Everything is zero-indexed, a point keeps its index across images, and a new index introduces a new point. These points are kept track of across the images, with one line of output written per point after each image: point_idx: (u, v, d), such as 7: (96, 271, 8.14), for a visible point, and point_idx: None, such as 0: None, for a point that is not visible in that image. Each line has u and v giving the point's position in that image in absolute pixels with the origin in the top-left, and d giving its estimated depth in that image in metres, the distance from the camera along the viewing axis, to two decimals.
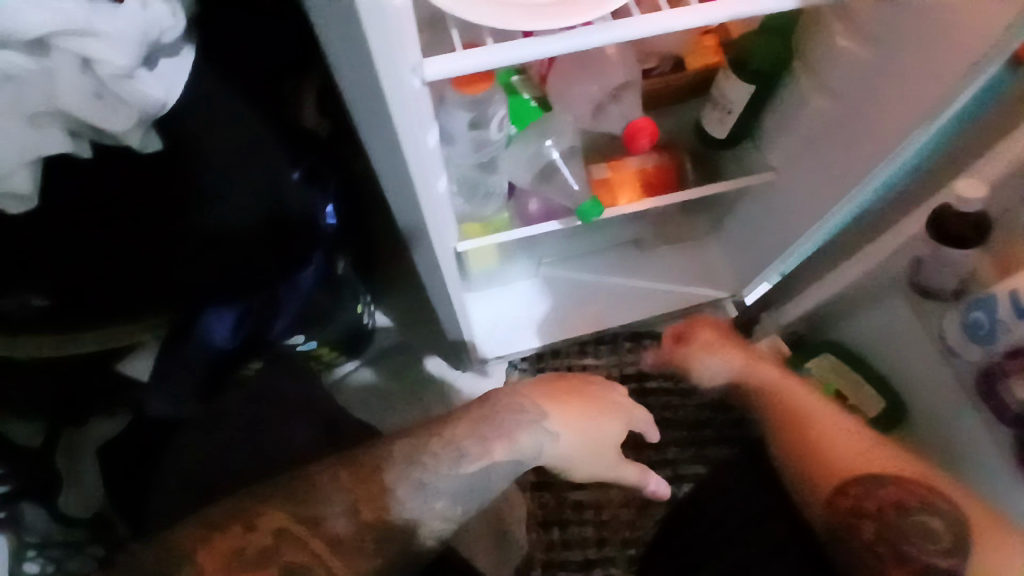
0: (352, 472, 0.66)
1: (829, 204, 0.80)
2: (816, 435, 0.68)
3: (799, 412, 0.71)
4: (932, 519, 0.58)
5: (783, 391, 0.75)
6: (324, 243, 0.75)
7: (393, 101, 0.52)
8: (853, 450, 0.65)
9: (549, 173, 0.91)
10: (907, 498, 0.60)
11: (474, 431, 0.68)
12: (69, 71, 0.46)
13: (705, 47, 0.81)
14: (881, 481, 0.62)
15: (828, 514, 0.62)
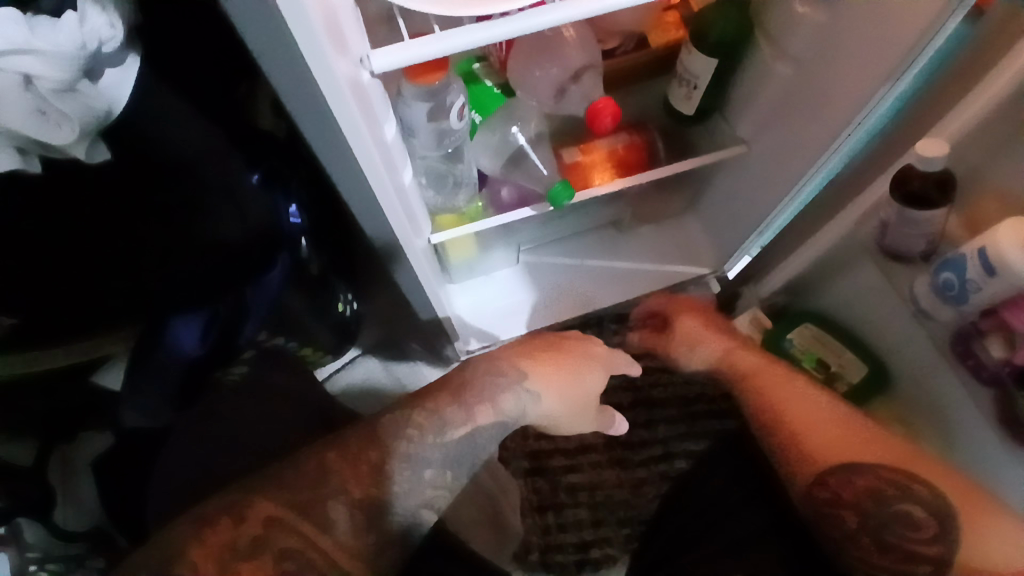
0: (339, 454, 0.62)
1: (799, 174, 0.81)
2: (794, 425, 0.69)
3: (778, 400, 0.73)
4: (908, 505, 0.60)
5: (763, 378, 0.77)
6: (289, 243, 0.73)
7: (334, 102, 0.45)
8: (830, 439, 0.67)
9: (518, 159, 0.89)
10: (886, 486, 0.61)
11: (455, 399, 0.68)
12: (12, 91, 0.44)
13: (666, 22, 0.80)
14: (861, 470, 0.63)
15: (809, 502, 0.65)
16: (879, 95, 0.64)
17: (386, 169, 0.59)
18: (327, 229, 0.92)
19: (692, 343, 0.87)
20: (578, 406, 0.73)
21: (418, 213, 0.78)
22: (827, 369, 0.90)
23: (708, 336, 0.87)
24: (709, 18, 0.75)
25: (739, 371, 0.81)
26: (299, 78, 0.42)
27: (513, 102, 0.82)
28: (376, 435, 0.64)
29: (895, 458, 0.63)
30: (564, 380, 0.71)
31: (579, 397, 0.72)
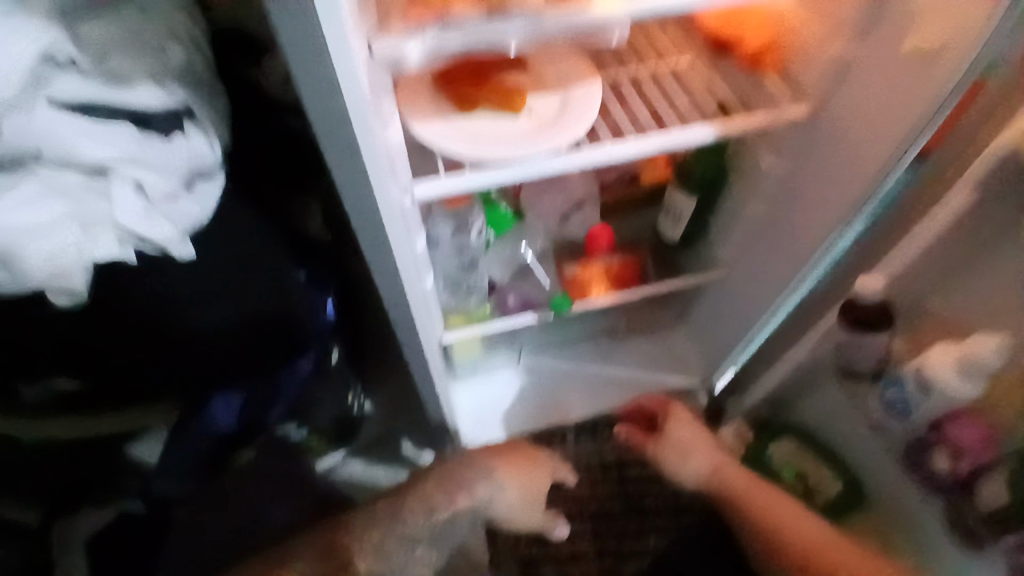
0: (341, 538, 0.67)
1: (772, 297, 0.93)
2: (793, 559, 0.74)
3: (772, 530, 0.78)
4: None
5: (752, 505, 0.82)
6: (323, 334, 0.81)
7: (389, 225, 0.57)
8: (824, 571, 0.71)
9: (524, 273, 1.01)
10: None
11: (438, 487, 0.71)
12: (125, 190, 0.57)
13: (655, 163, 0.93)
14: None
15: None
16: (839, 232, 0.76)
17: (416, 274, 0.70)
18: (349, 324, 1.02)
19: (681, 460, 0.93)
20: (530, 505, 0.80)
21: (437, 315, 0.89)
22: (807, 484, 0.95)
23: (696, 448, 0.92)
24: (693, 161, 0.91)
25: (732, 492, 0.85)
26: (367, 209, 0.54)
27: (524, 224, 0.94)
28: (374, 511, 0.70)
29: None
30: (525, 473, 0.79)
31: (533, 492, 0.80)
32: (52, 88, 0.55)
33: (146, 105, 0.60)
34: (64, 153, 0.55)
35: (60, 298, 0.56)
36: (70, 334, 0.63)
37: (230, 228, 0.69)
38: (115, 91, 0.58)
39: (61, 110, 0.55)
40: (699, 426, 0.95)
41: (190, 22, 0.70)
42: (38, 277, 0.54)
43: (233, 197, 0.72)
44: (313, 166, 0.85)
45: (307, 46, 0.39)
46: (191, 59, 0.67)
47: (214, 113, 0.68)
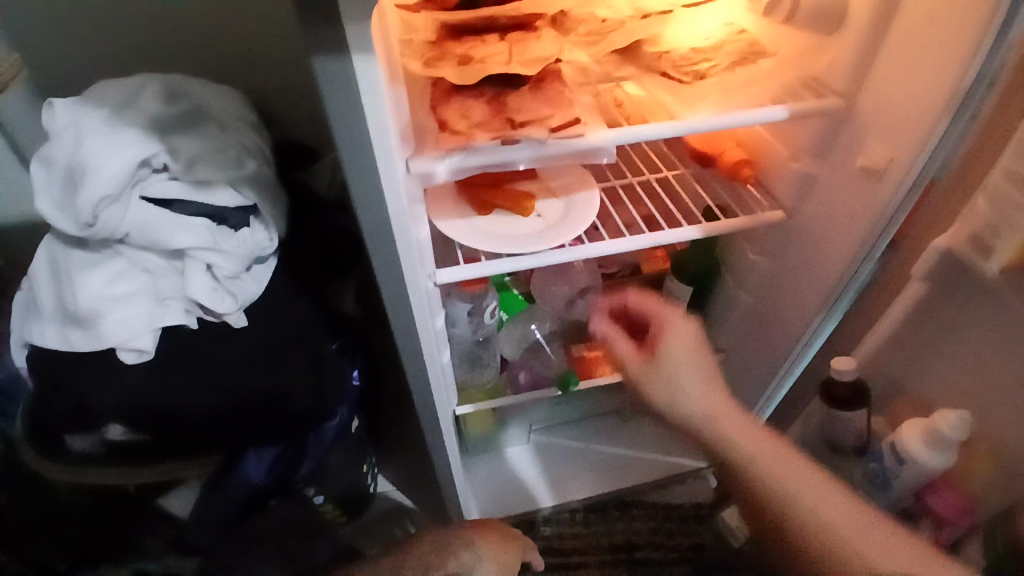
0: None
1: (767, 379, 0.99)
2: (807, 551, 0.64)
3: (798, 525, 0.65)
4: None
5: (768, 488, 0.67)
6: (350, 400, 0.90)
7: (416, 305, 0.67)
8: (825, 552, 0.62)
9: (535, 350, 1.09)
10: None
11: (432, 550, 0.81)
12: (196, 270, 0.73)
13: (656, 256, 1.04)
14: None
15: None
16: (815, 323, 0.84)
17: (435, 347, 0.79)
18: (372, 396, 1.11)
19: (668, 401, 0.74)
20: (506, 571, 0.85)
21: (450, 390, 0.96)
22: None
23: (692, 387, 0.74)
24: (687, 254, 1.01)
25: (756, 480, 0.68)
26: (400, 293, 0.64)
27: (535, 308, 1.05)
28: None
29: (891, 561, 0.58)
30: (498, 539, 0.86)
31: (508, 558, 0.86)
32: (146, 188, 0.71)
33: (222, 204, 0.75)
34: (148, 239, 0.71)
35: (130, 356, 0.72)
36: (138, 391, 0.72)
37: (282, 305, 0.82)
38: (198, 194, 0.73)
39: (153, 206, 0.71)
40: (704, 357, 0.76)
41: (261, 138, 0.86)
42: (119, 336, 0.71)
43: (283, 281, 0.85)
44: (357, 254, 0.98)
45: (369, 187, 0.50)
46: (262, 169, 0.81)
47: (278, 211, 0.82)
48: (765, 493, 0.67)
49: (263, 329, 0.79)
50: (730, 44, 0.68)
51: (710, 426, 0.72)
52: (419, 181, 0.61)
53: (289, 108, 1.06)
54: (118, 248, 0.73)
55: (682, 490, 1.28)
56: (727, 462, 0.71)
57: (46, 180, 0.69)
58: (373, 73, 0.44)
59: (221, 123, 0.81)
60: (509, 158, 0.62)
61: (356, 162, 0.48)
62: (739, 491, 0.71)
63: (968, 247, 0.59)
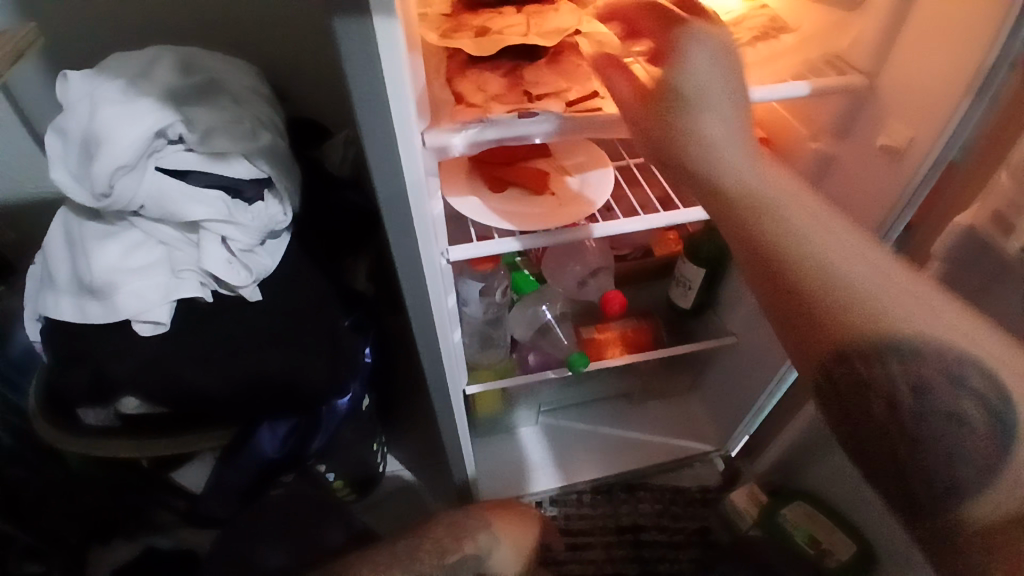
0: None
1: (779, 362, 0.99)
2: (815, 311, 0.52)
3: (807, 278, 0.52)
4: (924, 389, 0.51)
5: (799, 251, 0.53)
6: (361, 376, 0.91)
7: (430, 280, 0.67)
8: (849, 300, 0.51)
9: (545, 331, 1.08)
10: (933, 377, 0.50)
11: (447, 533, 0.81)
12: (211, 243, 0.73)
13: (669, 240, 1.05)
14: (891, 354, 0.50)
15: (824, 388, 0.54)
16: None
17: (447, 325, 0.79)
18: (382, 374, 1.11)
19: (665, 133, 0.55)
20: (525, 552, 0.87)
21: (461, 369, 0.96)
22: (819, 546, 0.93)
23: (733, 129, 0.54)
24: (698, 240, 0.99)
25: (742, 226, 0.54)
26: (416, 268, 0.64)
27: (545, 288, 1.04)
28: (400, 551, 0.78)
29: (906, 305, 0.51)
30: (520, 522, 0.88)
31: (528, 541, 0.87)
32: (161, 159, 0.71)
33: (237, 176, 0.75)
34: (163, 210, 0.71)
35: (146, 328, 0.73)
36: (156, 361, 0.73)
37: (297, 279, 0.82)
38: (214, 165, 0.73)
39: (168, 177, 0.71)
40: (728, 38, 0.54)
41: (275, 113, 0.86)
42: (135, 308, 0.71)
43: (297, 256, 0.85)
44: (368, 231, 1.00)
45: (387, 157, 0.50)
46: (277, 142, 0.81)
47: (292, 184, 0.82)
48: (788, 255, 0.53)
49: (277, 302, 0.79)
50: (750, 19, 0.68)
51: (739, 130, 0.55)
52: (434, 155, 0.60)
53: (303, 86, 1.06)
54: (133, 220, 0.74)
55: (691, 474, 1.28)
56: (744, 206, 0.54)
57: (60, 152, 0.69)
58: (394, 37, 0.44)
59: (235, 96, 0.80)
60: (526, 133, 0.61)
61: (375, 130, 0.48)
62: (745, 246, 0.54)
63: (989, 225, 0.59)
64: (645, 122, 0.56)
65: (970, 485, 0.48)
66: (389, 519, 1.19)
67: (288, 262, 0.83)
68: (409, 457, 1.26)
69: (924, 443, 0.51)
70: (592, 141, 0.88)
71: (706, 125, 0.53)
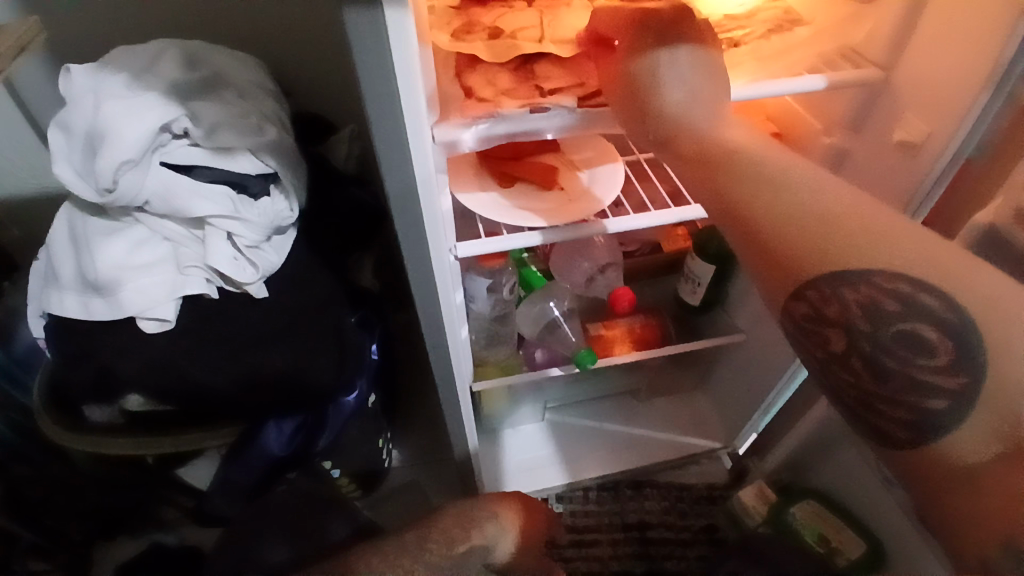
0: (384, 558, 0.73)
1: (789, 359, 0.98)
2: (770, 236, 0.47)
3: (758, 205, 0.48)
4: (881, 313, 0.43)
5: (746, 182, 0.48)
6: (367, 373, 0.91)
7: (439, 277, 0.65)
8: (801, 225, 0.46)
9: (553, 328, 1.06)
10: (882, 299, 0.43)
11: (456, 524, 0.80)
12: (217, 239, 0.73)
13: (677, 235, 1.04)
14: (846, 280, 0.44)
15: (790, 320, 0.49)
16: None
17: (455, 322, 0.78)
18: (387, 370, 1.10)
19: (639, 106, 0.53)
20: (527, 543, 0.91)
21: (468, 366, 0.95)
22: (828, 545, 0.92)
23: (691, 84, 0.52)
24: (709, 237, 0.98)
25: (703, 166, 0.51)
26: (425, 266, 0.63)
27: (552, 285, 1.03)
28: (406, 540, 0.77)
29: (868, 231, 0.44)
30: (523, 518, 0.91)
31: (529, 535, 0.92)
32: (165, 154, 0.70)
33: (243, 171, 0.74)
34: (169, 205, 0.70)
35: (150, 325, 0.72)
36: (161, 358, 0.72)
37: (303, 275, 0.82)
38: (220, 160, 0.72)
39: (174, 173, 0.70)
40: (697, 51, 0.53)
41: (281, 108, 0.85)
42: (140, 305, 0.70)
43: (304, 252, 0.84)
44: (374, 228, 0.99)
45: (396, 152, 0.49)
46: (282, 137, 0.79)
47: (298, 180, 0.82)
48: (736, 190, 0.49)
49: (284, 298, 0.79)
50: (766, 11, 0.66)
51: (695, 77, 0.52)
52: (444, 150, 0.59)
53: (308, 81, 1.05)
54: (137, 216, 0.73)
55: (697, 471, 1.27)
56: (696, 144, 0.52)
57: (65, 147, 0.68)
58: (406, 27, 0.42)
59: (239, 90, 0.79)
60: (537, 127, 0.60)
61: (384, 125, 0.46)
62: (701, 177, 0.51)
63: (1012, 224, 0.57)
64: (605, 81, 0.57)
65: (940, 417, 0.40)
66: (394, 517, 1.18)
67: (294, 259, 0.83)
68: (414, 453, 1.25)
69: (894, 381, 0.42)
70: (602, 136, 0.86)
71: (662, 66, 0.52)
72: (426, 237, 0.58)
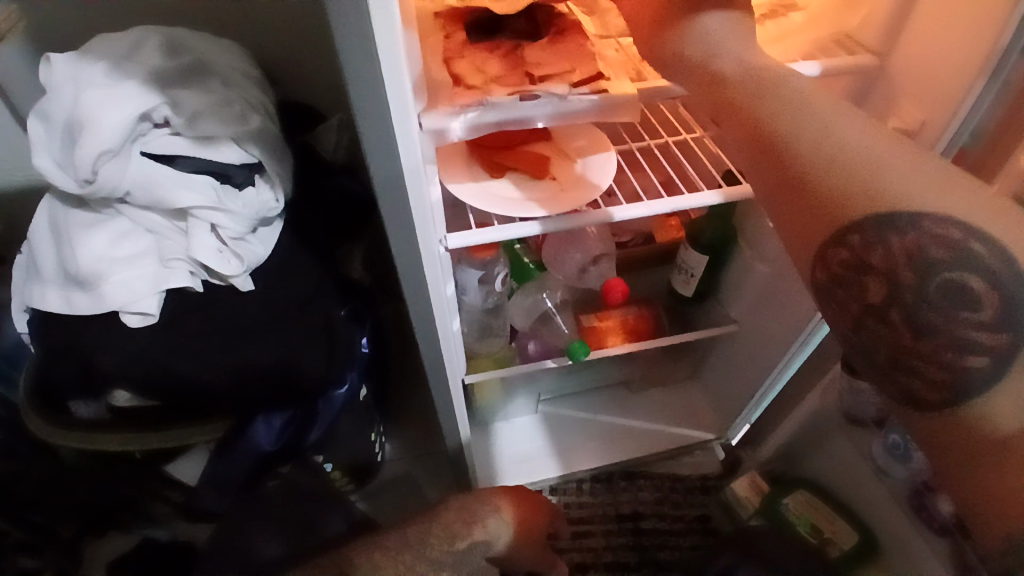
0: (383, 553, 0.72)
1: (783, 350, 0.97)
2: (810, 177, 0.43)
3: (799, 145, 0.44)
4: (928, 260, 0.38)
5: (794, 121, 0.45)
6: (358, 365, 0.89)
7: (429, 269, 0.64)
8: (845, 167, 0.42)
9: (546, 319, 1.07)
10: (929, 245, 0.38)
11: (457, 517, 0.79)
12: (201, 230, 0.71)
13: (669, 226, 1.04)
14: (892, 223, 0.39)
15: (820, 276, 0.43)
16: None
17: (446, 315, 0.77)
18: (378, 363, 1.09)
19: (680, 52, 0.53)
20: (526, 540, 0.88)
21: (460, 358, 0.94)
22: (820, 535, 0.91)
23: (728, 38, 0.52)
24: (703, 225, 0.98)
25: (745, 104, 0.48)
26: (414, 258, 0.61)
27: (545, 276, 1.02)
28: (402, 534, 0.76)
29: (918, 178, 0.40)
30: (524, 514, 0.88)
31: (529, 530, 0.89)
32: (146, 144, 0.69)
33: (226, 161, 0.72)
34: (151, 196, 0.68)
35: (134, 318, 0.70)
36: (144, 352, 0.70)
37: (290, 268, 0.80)
38: (202, 150, 0.71)
39: (155, 163, 0.68)
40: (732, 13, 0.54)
41: (266, 97, 0.83)
42: (123, 299, 0.69)
43: (292, 244, 0.83)
44: (363, 219, 0.97)
45: (383, 140, 0.47)
46: (267, 126, 0.78)
47: (284, 170, 0.80)
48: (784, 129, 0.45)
49: (271, 292, 0.77)
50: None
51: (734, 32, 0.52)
52: (432, 139, 0.57)
53: (295, 69, 1.03)
54: (119, 207, 0.71)
55: (691, 461, 1.28)
56: (738, 88, 0.49)
57: (43, 137, 0.66)
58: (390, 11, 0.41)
59: (223, 78, 0.77)
60: (527, 115, 0.59)
61: (368, 113, 0.45)
62: (738, 120, 0.48)
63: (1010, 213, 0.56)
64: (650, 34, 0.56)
65: (977, 376, 0.36)
66: (387, 509, 1.18)
67: (281, 251, 0.81)
68: (408, 445, 1.24)
69: (936, 339, 0.37)
70: (593, 125, 0.85)
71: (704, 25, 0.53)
72: (414, 229, 0.56)
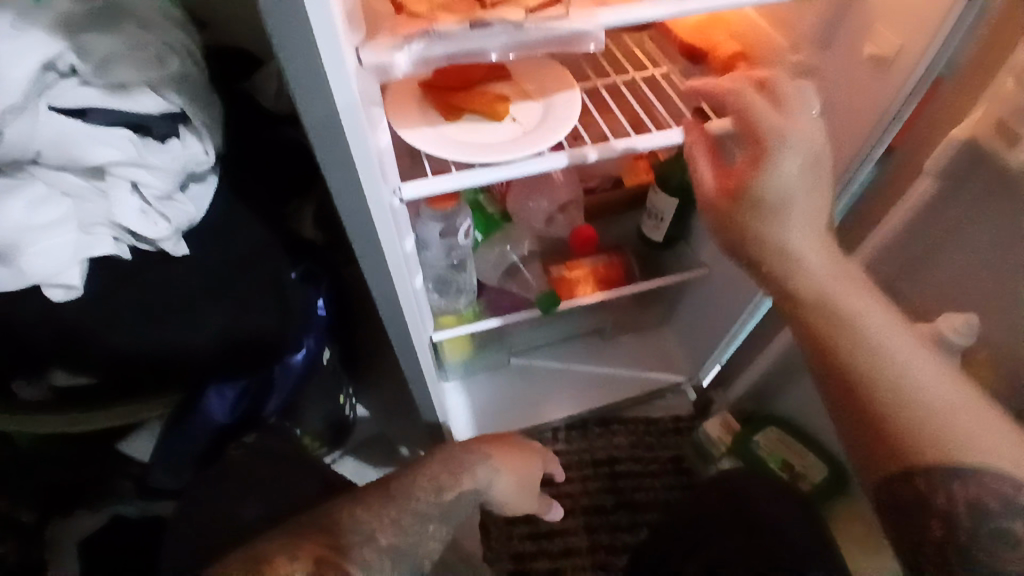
0: (366, 507, 0.70)
1: (753, 291, 0.96)
2: (888, 424, 0.54)
3: (880, 386, 0.54)
4: (979, 508, 0.52)
5: (864, 358, 0.55)
6: (314, 329, 0.86)
7: (382, 224, 0.57)
8: (920, 421, 0.53)
9: (513, 272, 1.04)
10: (985, 498, 0.51)
11: (444, 467, 0.77)
12: (121, 191, 0.64)
13: (638, 168, 0.97)
14: (952, 473, 0.52)
15: (882, 503, 0.57)
16: None
17: (406, 273, 0.72)
18: (341, 325, 1.05)
19: (771, 241, 0.56)
20: (526, 484, 0.84)
21: (423, 314, 0.89)
22: (792, 471, 0.94)
23: (808, 219, 0.56)
24: (671, 169, 0.93)
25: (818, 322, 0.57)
26: (370, 221, 0.56)
27: (510, 227, 1.00)
28: (384, 487, 0.74)
29: (965, 425, 0.52)
30: (521, 458, 0.85)
31: (524, 475, 0.84)
32: (52, 94, 0.59)
33: (144, 110, 0.64)
34: (63, 156, 0.59)
35: (57, 292, 0.64)
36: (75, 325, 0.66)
37: (231, 230, 0.74)
38: (115, 99, 0.62)
39: (65, 117, 0.59)
40: (812, 177, 0.55)
41: (191, 39, 0.75)
42: (39, 274, 0.61)
43: (229, 199, 0.76)
44: (310, 177, 0.93)
45: (314, 80, 0.42)
46: (187, 71, 0.71)
47: (210, 118, 0.72)
48: (859, 367, 0.55)
49: (212, 251, 0.72)
50: None
51: (809, 219, 0.56)
52: (375, 75, 0.51)
53: (222, 9, 0.93)
54: (32, 169, 0.60)
55: (663, 404, 1.29)
56: (822, 314, 0.57)
57: None
58: None
59: (140, 20, 0.69)
60: (482, 47, 0.53)
61: (295, 53, 0.40)
62: (823, 352, 0.57)
63: (993, 135, 0.53)
64: (729, 245, 0.60)
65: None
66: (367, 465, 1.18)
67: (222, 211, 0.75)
68: (380, 407, 1.22)
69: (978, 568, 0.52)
70: (551, 59, 0.80)
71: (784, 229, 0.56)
72: (360, 185, 0.51)
